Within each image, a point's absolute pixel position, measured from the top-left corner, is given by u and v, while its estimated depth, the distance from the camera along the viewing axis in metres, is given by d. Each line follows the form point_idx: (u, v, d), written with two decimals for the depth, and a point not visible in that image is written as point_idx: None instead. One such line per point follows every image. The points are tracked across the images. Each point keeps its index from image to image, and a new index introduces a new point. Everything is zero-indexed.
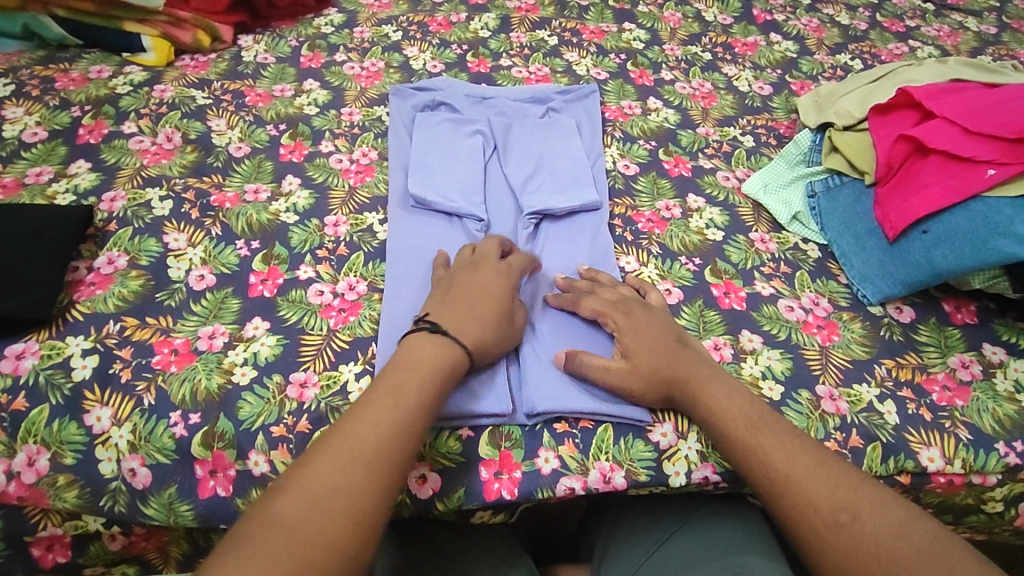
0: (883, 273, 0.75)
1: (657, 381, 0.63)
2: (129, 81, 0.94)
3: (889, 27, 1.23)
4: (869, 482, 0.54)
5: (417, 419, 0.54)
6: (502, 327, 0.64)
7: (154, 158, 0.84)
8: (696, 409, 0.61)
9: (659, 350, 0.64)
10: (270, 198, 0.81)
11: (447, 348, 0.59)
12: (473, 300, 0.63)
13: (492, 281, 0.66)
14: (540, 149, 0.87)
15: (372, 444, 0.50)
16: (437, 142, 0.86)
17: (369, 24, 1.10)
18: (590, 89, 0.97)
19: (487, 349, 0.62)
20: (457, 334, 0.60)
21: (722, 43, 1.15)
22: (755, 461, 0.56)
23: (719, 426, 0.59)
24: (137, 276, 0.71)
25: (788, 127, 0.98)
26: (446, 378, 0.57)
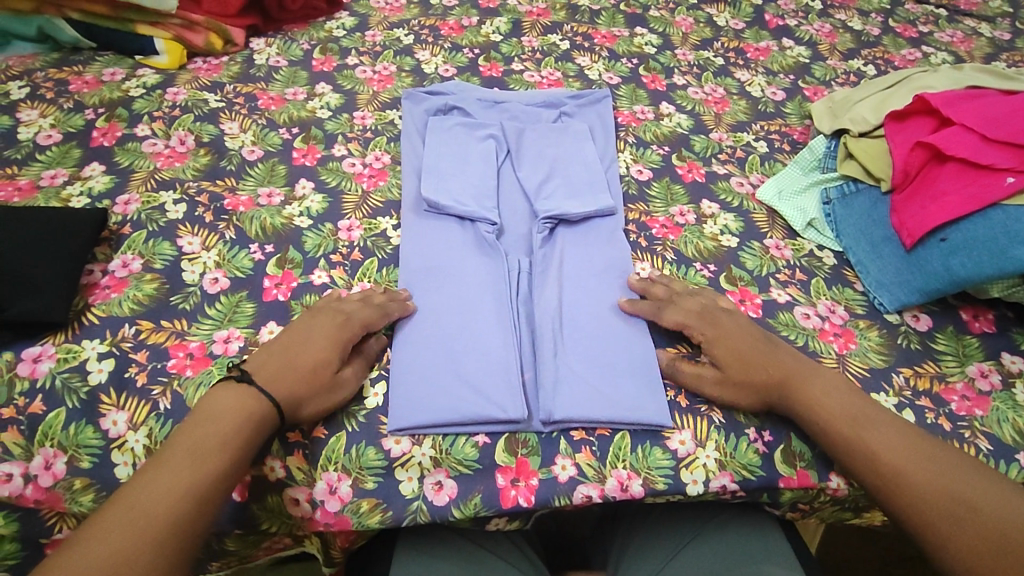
0: (901, 281, 0.74)
1: (753, 388, 0.63)
2: (142, 83, 0.95)
3: (902, 32, 1.23)
4: (978, 471, 0.56)
5: (217, 482, 0.52)
6: (323, 383, 0.60)
7: (168, 161, 0.84)
8: (796, 410, 0.62)
9: (753, 354, 0.64)
10: (283, 202, 0.81)
11: (253, 401, 0.56)
12: (294, 352, 0.61)
13: (324, 334, 0.63)
14: (553, 154, 0.86)
15: (164, 505, 0.49)
16: (450, 146, 0.86)
17: (380, 27, 1.10)
18: (602, 94, 0.96)
19: (301, 405, 0.59)
20: (268, 387, 0.57)
21: (734, 48, 1.14)
22: (864, 456, 0.57)
23: (821, 424, 0.60)
24: (152, 280, 0.71)
25: (801, 133, 0.98)
26: (250, 436, 0.55)
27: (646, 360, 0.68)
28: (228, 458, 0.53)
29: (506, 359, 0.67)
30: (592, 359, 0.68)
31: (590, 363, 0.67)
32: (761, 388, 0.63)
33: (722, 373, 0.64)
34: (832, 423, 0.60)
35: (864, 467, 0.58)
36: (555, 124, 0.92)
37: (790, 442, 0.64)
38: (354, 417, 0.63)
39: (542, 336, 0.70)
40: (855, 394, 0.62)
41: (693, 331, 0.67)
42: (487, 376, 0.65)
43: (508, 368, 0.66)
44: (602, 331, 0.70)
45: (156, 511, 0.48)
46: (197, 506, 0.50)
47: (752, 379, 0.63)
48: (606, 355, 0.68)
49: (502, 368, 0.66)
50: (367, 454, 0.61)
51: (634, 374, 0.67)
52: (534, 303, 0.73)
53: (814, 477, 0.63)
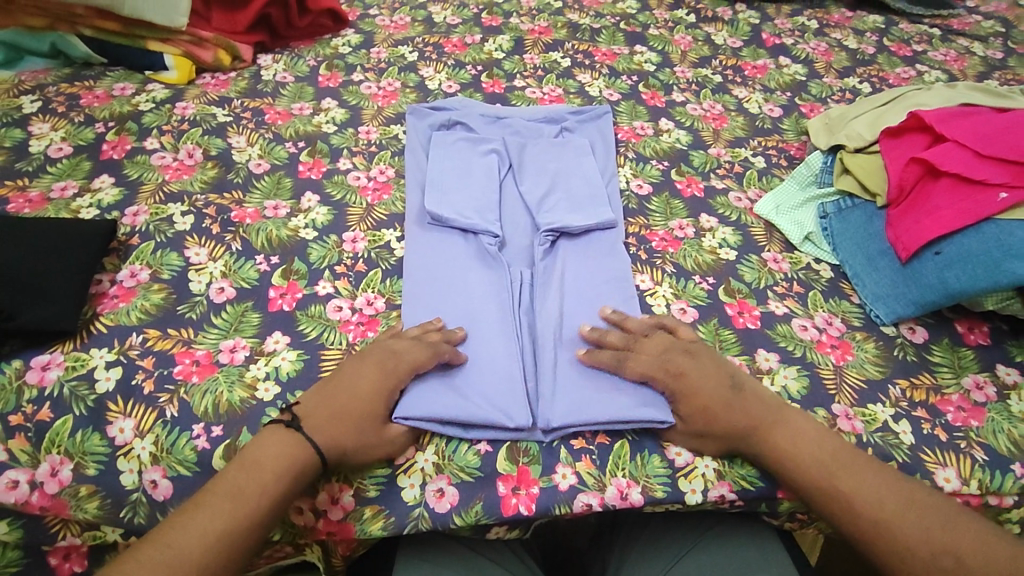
0: (896, 294, 0.75)
1: (722, 438, 0.62)
2: (152, 98, 0.97)
3: (896, 51, 1.25)
4: (955, 514, 0.57)
5: (250, 531, 0.53)
6: (370, 434, 0.60)
7: (176, 174, 0.86)
8: (766, 461, 0.61)
9: (720, 405, 0.62)
10: (289, 214, 0.82)
11: (298, 449, 0.57)
12: (343, 398, 0.61)
13: (370, 381, 0.62)
14: (555, 169, 0.88)
15: (196, 550, 0.50)
16: (454, 160, 0.87)
17: (385, 45, 1.13)
18: (603, 110, 0.98)
19: (346, 455, 0.59)
20: (314, 436, 0.58)
21: (732, 66, 1.17)
22: (840, 509, 0.58)
23: (799, 475, 0.59)
24: (159, 290, 0.72)
25: (798, 149, 0.99)
26: (289, 485, 0.56)
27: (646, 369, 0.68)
28: (266, 508, 0.54)
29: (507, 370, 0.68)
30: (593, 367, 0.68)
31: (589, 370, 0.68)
32: (732, 438, 0.62)
33: (686, 426, 0.63)
34: (809, 474, 0.59)
35: (841, 518, 0.58)
36: (557, 139, 0.93)
37: None
38: None
39: (544, 346, 0.71)
40: (825, 436, 0.62)
41: (659, 383, 0.64)
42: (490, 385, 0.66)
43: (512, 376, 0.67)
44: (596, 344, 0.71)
45: (186, 557, 0.50)
46: (224, 555, 0.51)
47: (716, 429, 0.62)
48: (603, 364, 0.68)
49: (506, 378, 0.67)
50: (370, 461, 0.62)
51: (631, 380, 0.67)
52: (535, 314, 0.74)
53: None
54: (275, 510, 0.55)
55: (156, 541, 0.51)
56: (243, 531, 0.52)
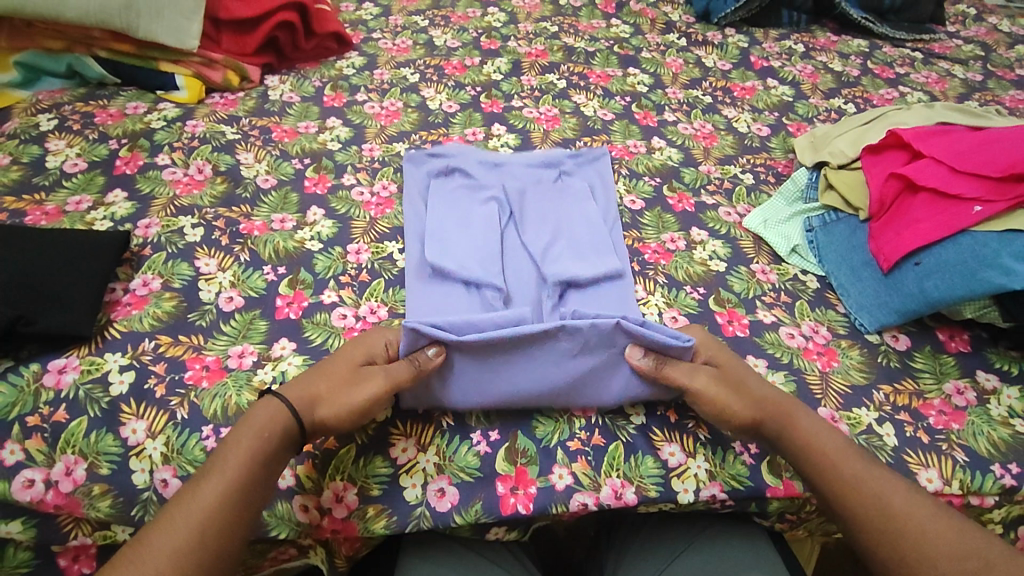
0: (879, 302, 0.78)
1: (753, 401, 0.65)
2: (163, 116, 1.01)
3: (880, 73, 1.31)
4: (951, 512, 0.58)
5: (222, 504, 0.53)
6: (344, 381, 0.63)
7: (187, 188, 0.89)
8: (787, 436, 0.63)
9: (751, 378, 0.67)
10: (295, 226, 0.86)
11: (272, 404, 0.60)
12: (326, 363, 0.65)
13: (349, 347, 0.66)
14: (556, 217, 0.88)
15: (177, 536, 0.51)
16: (453, 211, 0.87)
17: (388, 66, 1.18)
18: (601, 152, 0.98)
19: (318, 406, 0.61)
20: (290, 392, 0.61)
21: (722, 87, 1.22)
22: (848, 489, 0.59)
23: (817, 465, 0.60)
24: (171, 298, 0.75)
25: (785, 166, 1.04)
26: (254, 444, 0.57)
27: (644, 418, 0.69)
28: (233, 479, 0.55)
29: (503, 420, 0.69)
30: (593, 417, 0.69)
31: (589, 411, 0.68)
32: (757, 406, 0.64)
33: (722, 388, 0.65)
34: (827, 466, 0.60)
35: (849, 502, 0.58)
36: (556, 184, 0.93)
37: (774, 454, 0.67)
38: (365, 431, 0.66)
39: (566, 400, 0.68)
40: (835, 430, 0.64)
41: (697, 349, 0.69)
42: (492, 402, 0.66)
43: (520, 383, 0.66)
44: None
45: (166, 543, 0.51)
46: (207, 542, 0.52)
47: (750, 391, 0.65)
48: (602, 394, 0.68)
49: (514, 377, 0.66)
50: (373, 462, 0.64)
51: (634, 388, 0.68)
52: None
53: (800, 487, 0.65)
54: (246, 477, 0.55)
55: (136, 547, 0.51)
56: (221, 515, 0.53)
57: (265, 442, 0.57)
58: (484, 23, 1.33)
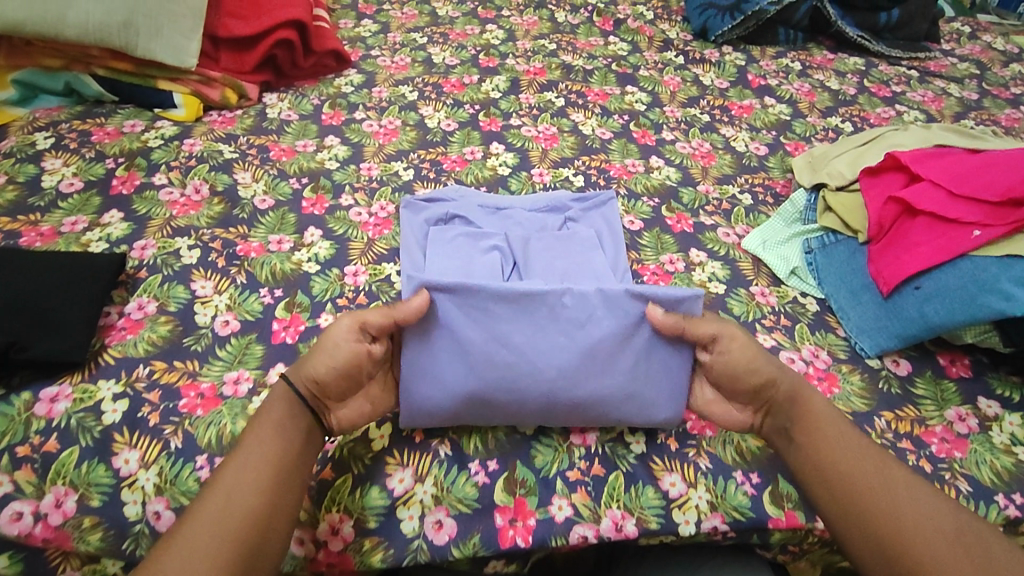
0: (879, 326, 0.78)
1: (772, 364, 0.66)
2: (161, 135, 1.00)
3: (876, 91, 1.31)
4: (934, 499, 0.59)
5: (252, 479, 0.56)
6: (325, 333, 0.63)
7: (183, 209, 0.89)
8: (794, 408, 0.64)
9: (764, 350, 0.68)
10: (293, 247, 0.85)
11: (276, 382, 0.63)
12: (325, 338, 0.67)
13: None
14: (563, 267, 0.83)
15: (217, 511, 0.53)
16: (453, 260, 0.82)
17: (387, 84, 1.18)
18: (608, 197, 0.95)
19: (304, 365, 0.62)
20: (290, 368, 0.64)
21: (720, 105, 1.22)
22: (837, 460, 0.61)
23: (821, 450, 0.61)
24: (166, 322, 0.74)
25: (784, 186, 1.04)
26: (268, 422, 0.59)
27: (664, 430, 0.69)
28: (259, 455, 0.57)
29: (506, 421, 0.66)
30: (610, 421, 0.67)
31: (604, 401, 0.66)
32: (780, 368, 0.65)
33: (742, 347, 0.65)
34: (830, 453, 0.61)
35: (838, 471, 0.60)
36: (561, 231, 0.90)
37: (777, 484, 0.66)
38: (361, 460, 0.65)
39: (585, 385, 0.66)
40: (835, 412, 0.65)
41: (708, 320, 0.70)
42: (499, 384, 0.65)
43: (531, 360, 0.65)
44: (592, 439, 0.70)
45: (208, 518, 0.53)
46: (238, 520, 0.53)
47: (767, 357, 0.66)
48: (615, 379, 0.66)
49: (524, 353, 0.65)
50: (370, 493, 0.63)
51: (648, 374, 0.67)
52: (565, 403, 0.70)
53: (802, 518, 0.65)
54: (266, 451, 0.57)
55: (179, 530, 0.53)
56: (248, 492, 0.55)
57: (273, 418, 0.60)
58: (483, 41, 1.33)
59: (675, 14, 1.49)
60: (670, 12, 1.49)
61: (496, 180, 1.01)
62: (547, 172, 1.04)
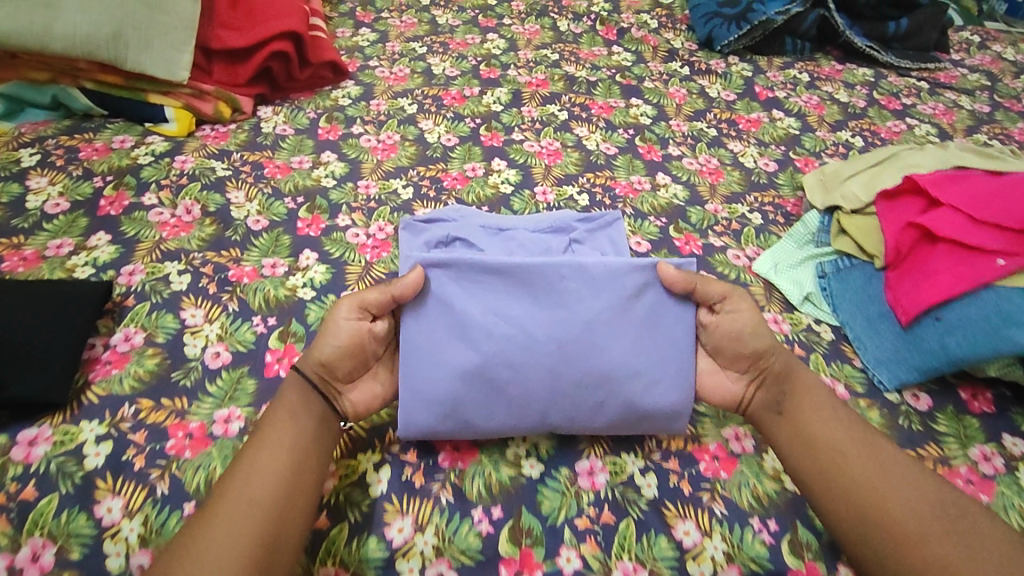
0: (898, 358, 0.75)
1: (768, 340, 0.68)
2: (151, 151, 0.97)
3: (886, 104, 1.29)
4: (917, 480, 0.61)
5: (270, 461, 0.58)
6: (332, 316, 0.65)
7: (174, 231, 0.85)
8: (788, 385, 0.67)
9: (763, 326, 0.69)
10: (287, 272, 0.82)
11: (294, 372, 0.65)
12: None
13: None
14: None
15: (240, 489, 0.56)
16: None
17: (385, 96, 1.14)
18: (614, 217, 0.91)
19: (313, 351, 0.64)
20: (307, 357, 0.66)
21: (727, 119, 1.19)
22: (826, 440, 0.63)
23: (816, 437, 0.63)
24: (154, 354, 0.71)
25: (794, 205, 1.01)
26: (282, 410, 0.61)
27: (673, 419, 0.66)
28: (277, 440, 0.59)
29: (508, 412, 0.64)
30: (616, 407, 0.65)
31: (606, 379, 0.64)
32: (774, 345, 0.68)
33: (740, 321, 0.67)
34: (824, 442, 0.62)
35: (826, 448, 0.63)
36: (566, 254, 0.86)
37: (796, 532, 0.62)
38: (357, 507, 0.62)
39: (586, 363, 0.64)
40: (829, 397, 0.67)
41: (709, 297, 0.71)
42: (499, 361, 0.63)
43: (530, 334, 0.64)
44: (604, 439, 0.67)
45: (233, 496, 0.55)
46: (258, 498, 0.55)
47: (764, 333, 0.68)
48: (616, 357, 0.64)
49: (524, 328, 0.64)
50: (367, 545, 0.59)
51: (649, 354, 0.66)
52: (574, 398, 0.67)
53: (823, 569, 0.60)
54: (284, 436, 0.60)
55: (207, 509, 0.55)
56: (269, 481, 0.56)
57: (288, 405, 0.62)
58: (484, 50, 1.30)
59: (680, 22, 1.46)
60: (675, 21, 1.46)
61: (498, 199, 0.98)
62: (551, 190, 1.00)
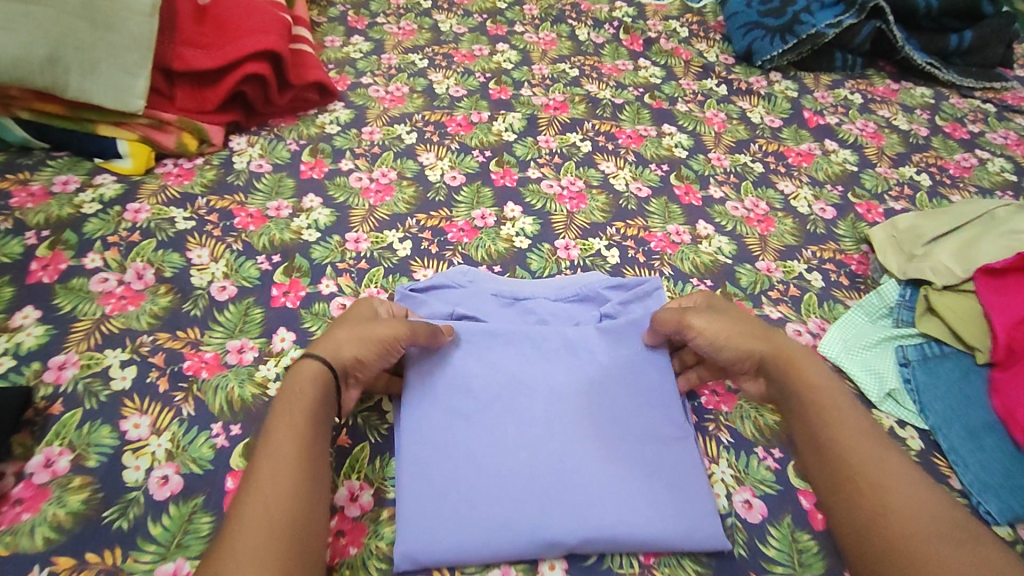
0: (1009, 485, 0.62)
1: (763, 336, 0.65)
2: (99, 196, 0.81)
3: (951, 132, 1.13)
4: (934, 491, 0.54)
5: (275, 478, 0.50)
6: (367, 324, 0.61)
7: (119, 304, 0.70)
8: (792, 381, 0.61)
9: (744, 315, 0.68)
10: (257, 359, 0.67)
11: (305, 364, 0.58)
12: (340, 320, 0.63)
13: (354, 310, 0.65)
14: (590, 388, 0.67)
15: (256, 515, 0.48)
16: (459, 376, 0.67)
17: (379, 123, 0.98)
18: (654, 286, 0.77)
19: (341, 351, 0.59)
20: (316, 350, 0.59)
21: (774, 151, 1.03)
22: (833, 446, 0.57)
23: (825, 419, 0.58)
24: (80, 487, 0.56)
25: (860, 263, 0.86)
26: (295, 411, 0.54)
27: (682, 447, 0.64)
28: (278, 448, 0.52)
29: (513, 464, 0.61)
30: (616, 432, 0.64)
31: (594, 403, 0.66)
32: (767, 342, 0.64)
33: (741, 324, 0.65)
34: (834, 422, 0.58)
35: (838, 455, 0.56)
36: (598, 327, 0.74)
37: None
38: None
39: (579, 387, 0.67)
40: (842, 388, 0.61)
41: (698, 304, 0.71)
42: (499, 404, 0.65)
43: (524, 377, 0.68)
44: (621, 479, 0.61)
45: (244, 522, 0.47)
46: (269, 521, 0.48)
47: (761, 326, 0.66)
48: (598, 378, 0.68)
49: (521, 376, 0.68)
50: None
51: (632, 384, 0.68)
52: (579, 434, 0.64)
53: None
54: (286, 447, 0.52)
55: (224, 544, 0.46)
56: (292, 477, 0.50)
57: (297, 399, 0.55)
58: (493, 64, 1.14)
59: (713, 31, 1.30)
60: (708, 29, 1.30)
61: (512, 256, 0.83)
62: (574, 243, 0.85)
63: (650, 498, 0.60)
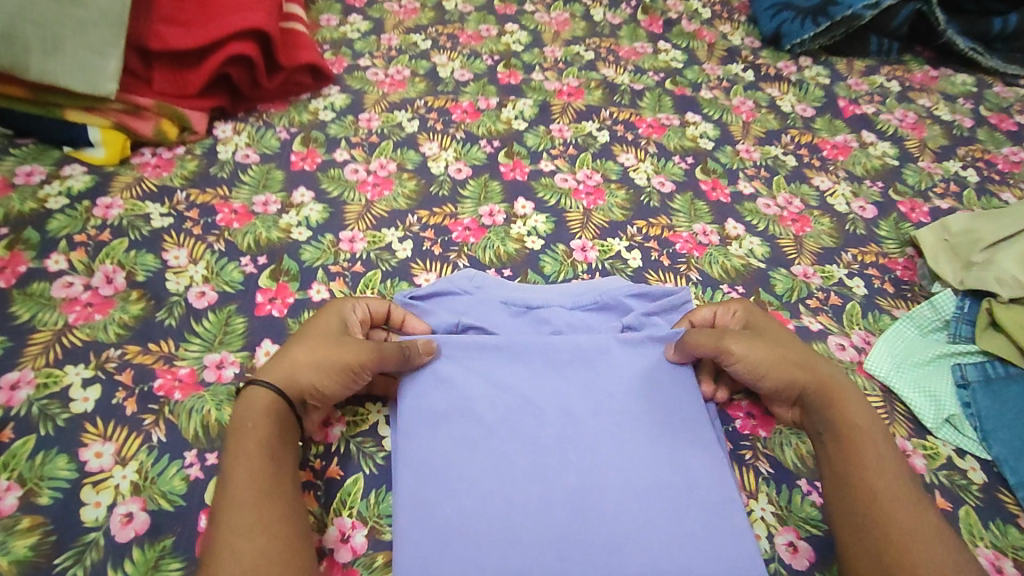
0: None
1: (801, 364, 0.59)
2: (66, 190, 0.73)
3: (998, 123, 1.04)
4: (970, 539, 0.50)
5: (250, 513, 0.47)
6: (331, 347, 0.56)
7: (84, 312, 0.62)
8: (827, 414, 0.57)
9: (778, 337, 0.62)
10: (238, 376, 0.60)
11: (260, 393, 0.53)
12: (304, 337, 0.58)
13: (323, 323, 0.59)
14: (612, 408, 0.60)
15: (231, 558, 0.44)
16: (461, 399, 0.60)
17: (378, 109, 0.90)
18: (685, 298, 0.69)
19: (299, 379, 0.54)
20: (265, 376, 0.54)
21: (807, 143, 0.95)
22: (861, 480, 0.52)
23: (853, 451, 0.54)
24: (31, 529, 0.49)
25: (906, 268, 0.78)
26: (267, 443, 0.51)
27: (714, 476, 0.56)
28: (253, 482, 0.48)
29: (526, 497, 0.54)
30: (639, 460, 0.57)
31: (615, 424, 0.59)
32: (805, 371, 0.59)
33: (770, 346, 0.59)
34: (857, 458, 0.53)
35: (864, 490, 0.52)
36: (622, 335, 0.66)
37: None
38: None
39: (599, 405, 0.60)
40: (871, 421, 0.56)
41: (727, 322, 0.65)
42: (507, 430, 0.58)
43: (536, 399, 0.60)
44: (642, 513, 0.54)
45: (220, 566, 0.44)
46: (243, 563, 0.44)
47: (795, 354, 0.60)
48: (618, 395, 0.61)
49: (533, 398, 0.60)
50: None
51: (657, 403, 0.61)
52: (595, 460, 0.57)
53: None
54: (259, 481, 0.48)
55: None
56: (271, 513, 0.47)
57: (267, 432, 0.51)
58: (502, 45, 1.05)
59: (738, 12, 1.21)
60: (732, 10, 1.21)
61: (524, 258, 0.75)
62: (592, 244, 0.77)
63: (678, 536, 0.53)
